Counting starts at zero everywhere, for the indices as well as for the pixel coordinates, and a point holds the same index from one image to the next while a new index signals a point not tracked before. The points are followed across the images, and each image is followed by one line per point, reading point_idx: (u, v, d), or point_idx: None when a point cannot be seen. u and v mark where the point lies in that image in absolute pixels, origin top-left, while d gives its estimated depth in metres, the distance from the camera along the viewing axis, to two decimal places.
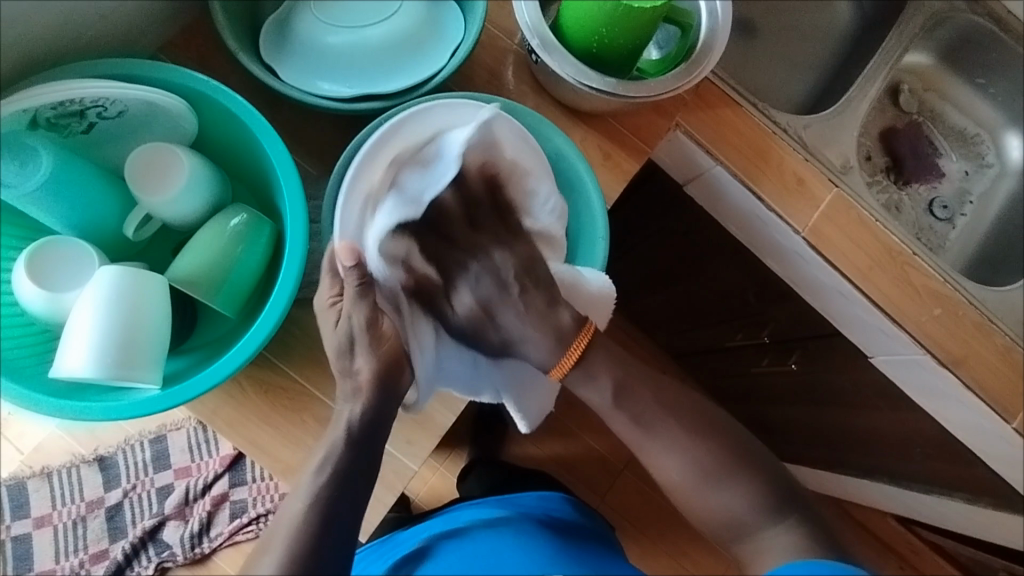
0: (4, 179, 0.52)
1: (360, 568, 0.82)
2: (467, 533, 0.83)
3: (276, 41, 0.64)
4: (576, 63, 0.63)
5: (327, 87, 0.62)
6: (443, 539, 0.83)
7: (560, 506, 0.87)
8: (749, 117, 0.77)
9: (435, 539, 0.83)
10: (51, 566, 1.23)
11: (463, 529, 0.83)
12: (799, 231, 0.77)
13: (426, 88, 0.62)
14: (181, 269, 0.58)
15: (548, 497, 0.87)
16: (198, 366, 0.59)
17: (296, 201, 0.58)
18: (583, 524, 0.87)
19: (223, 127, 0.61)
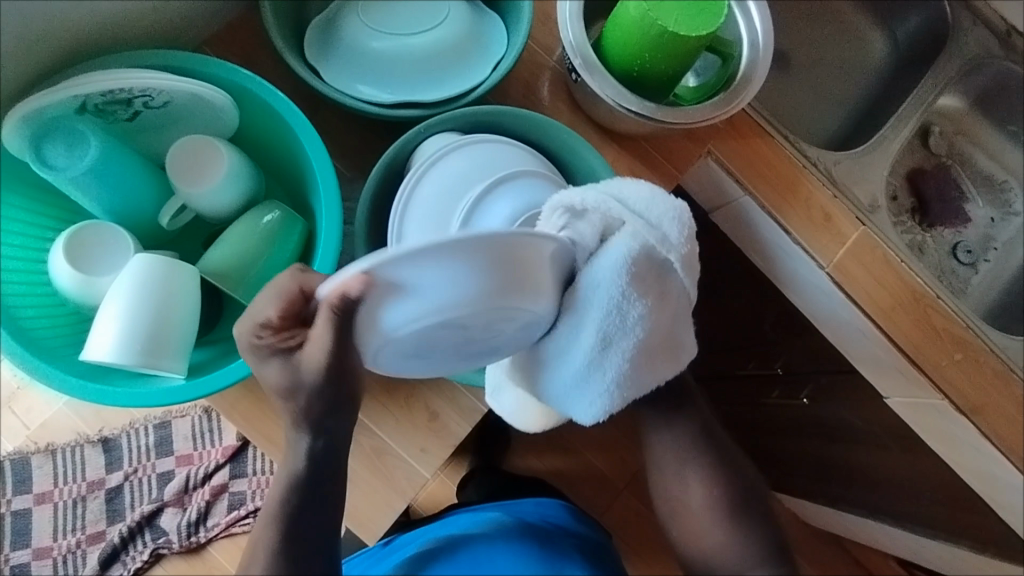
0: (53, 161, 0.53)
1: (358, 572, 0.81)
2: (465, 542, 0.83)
3: (321, 43, 0.65)
4: (617, 84, 0.63)
5: (369, 91, 0.63)
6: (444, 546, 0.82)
7: (556, 512, 0.89)
8: (780, 148, 0.78)
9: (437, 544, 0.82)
10: (48, 543, 1.28)
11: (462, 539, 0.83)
12: (823, 266, 0.77)
13: (466, 100, 0.63)
14: (213, 261, 0.58)
15: (545, 504, 0.89)
16: (219, 358, 0.59)
17: (331, 204, 0.57)
18: (582, 532, 0.87)
19: (263, 122, 0.62)
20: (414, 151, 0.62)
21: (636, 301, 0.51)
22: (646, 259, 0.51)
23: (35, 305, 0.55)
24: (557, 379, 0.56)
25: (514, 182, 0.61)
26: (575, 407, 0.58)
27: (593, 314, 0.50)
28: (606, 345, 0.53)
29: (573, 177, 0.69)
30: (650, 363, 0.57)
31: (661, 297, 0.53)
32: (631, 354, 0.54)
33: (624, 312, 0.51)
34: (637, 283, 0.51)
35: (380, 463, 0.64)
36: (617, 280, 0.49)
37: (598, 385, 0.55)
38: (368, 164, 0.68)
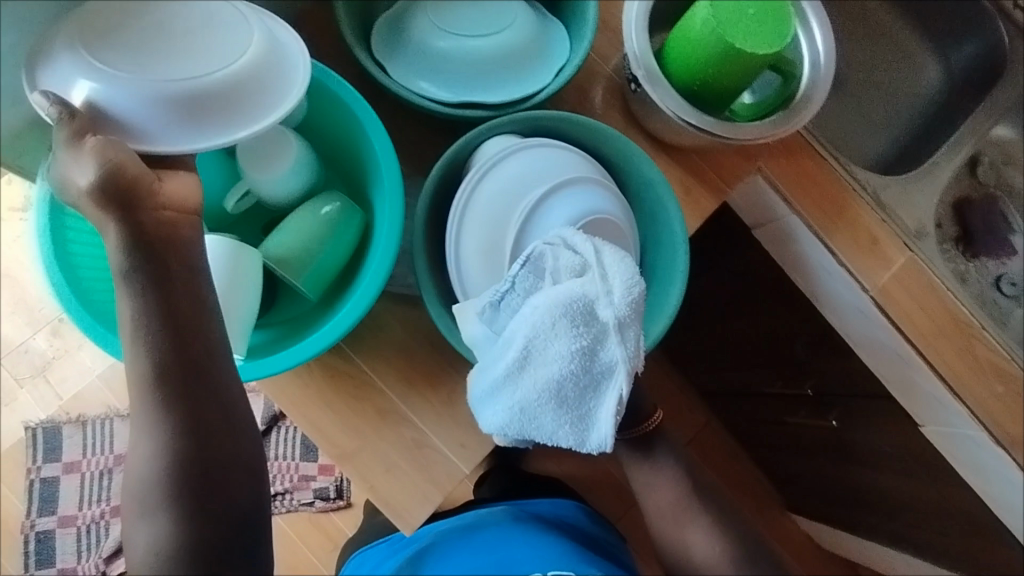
0: None
1: (373, 565, 0.83)
2: (481, 532, 0.85)
3: (388, 39, 0.66)
4: (679, 97, 0.64)
5: (434, 90, 0.64)
6: (458, 534, 0.84)
7: (572, 513, 0.91)
8: (830, 169, 0.78)
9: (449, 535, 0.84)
10: (74, 512, 1.32)
11: (478, 528, 0.85)
12: (867, 288, 0.77)
13: (528, 104, 0.64)
14: (275, 247, 0.60)
15: (561, 504, 0.91)
16: (276, 341, 0.61)
17: (394, 198, 0.58)
18: (598, 534, 0.90)
19: (330, 115, 0.63)
20: (475, 152, 0.63)
21: (560, 338, 0.54)
22: (584, 306, 0.53)
23: (100, 273, 0.59)
24: (480, 378, 0.60)
25: (571, 189, 0.62)
26: (486, 419, 0.61)
27: (522, 326, 0.55)
28: (524, 365, 0.56)
29: (627, 184, 0.69)
30: (560, 415, 0.57)
31: (589, 349, 0.54)
32: (545, 392, 0.57)
33: (549, 343, 0.55)
34: (567, 324, 0.54)
35: (421, 457, 0.65)
36: (550, 310, 0.53)
37: (506, 399, 0.59)
38: (424, 161, 0.69)
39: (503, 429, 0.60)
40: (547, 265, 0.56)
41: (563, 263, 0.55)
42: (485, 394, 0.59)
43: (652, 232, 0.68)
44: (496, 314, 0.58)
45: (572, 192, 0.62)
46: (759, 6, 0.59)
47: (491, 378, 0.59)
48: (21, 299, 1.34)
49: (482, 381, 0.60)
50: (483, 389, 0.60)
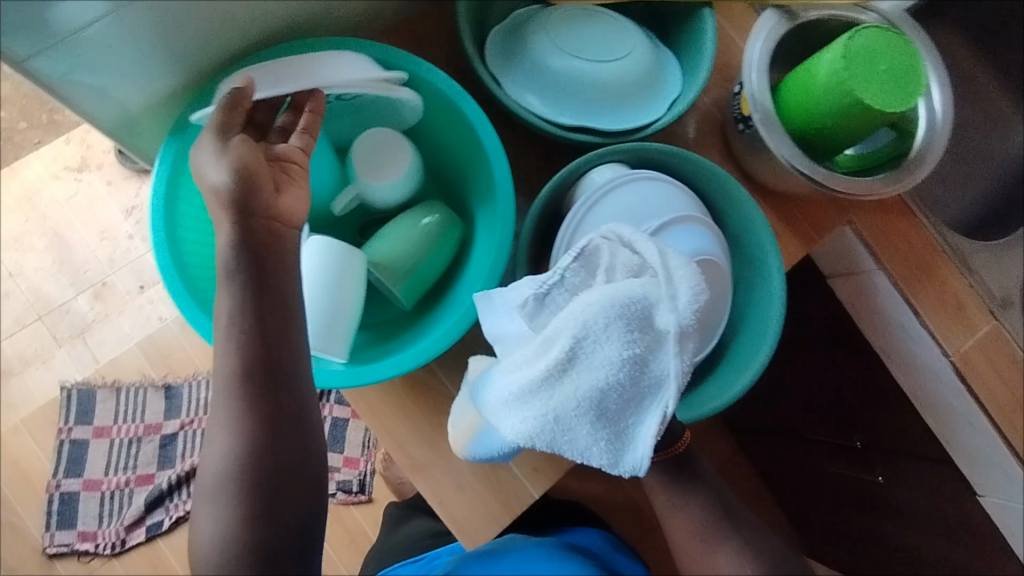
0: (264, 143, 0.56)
1: None
2: None
3: (504, 54, 0.65)
4: (793, 145, 0.62)
5: (547, 111, 0.63)
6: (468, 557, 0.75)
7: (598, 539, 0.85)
8: (923, 230, 0.78)
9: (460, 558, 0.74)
10: (99, 477, 1.32)
11: None
12: (949, 354, 0.76)
13: (640, 135, 0.64)
14: (375, 254, 0.59)
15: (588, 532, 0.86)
16: (371, 345, 0.60)
17: (506, 216, 0.58)
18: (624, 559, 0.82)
19: (441, 125, 0.63)
20: (582, 178, 0.63)
21: (613, 341, 0.51)
22: (643, 310, 0.51)
23: (200, 255, 0.59)
24: (503, 378, 0.55)
25: (676, 224, 0.61)
26: (506, 428, 0.55)
27: (570, 323, 0.52)
28: (563, 367, 0.52)
29: (724, 224, 0.69)
30: (592, 428, 0.53)
31: (640, 358, 0.51)
32: (581, 399, 0.52)
33: (598, 347, 0.52)
34: (624, 326, 0.51)
35: (493, 476, 0.64)
36: (608, 308, 0.51)
37: (535, 406, 0.53)
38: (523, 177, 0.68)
39: (522, 441, 0.54)
40: (603, 262, 0.54)
41: (620, 263, 0.54)
42: (509, 397, 0.54)
43: (744, 274, 0.68)
44: (538, 310, 0.54)
45: (678, 229, 0.61)
46: (892, 64, 0.58)
47: (519, 378, 0.54)
48: (68, 259, 1.34)
49: (501, 385, 0.55)
50: (502, 393, 0.55)
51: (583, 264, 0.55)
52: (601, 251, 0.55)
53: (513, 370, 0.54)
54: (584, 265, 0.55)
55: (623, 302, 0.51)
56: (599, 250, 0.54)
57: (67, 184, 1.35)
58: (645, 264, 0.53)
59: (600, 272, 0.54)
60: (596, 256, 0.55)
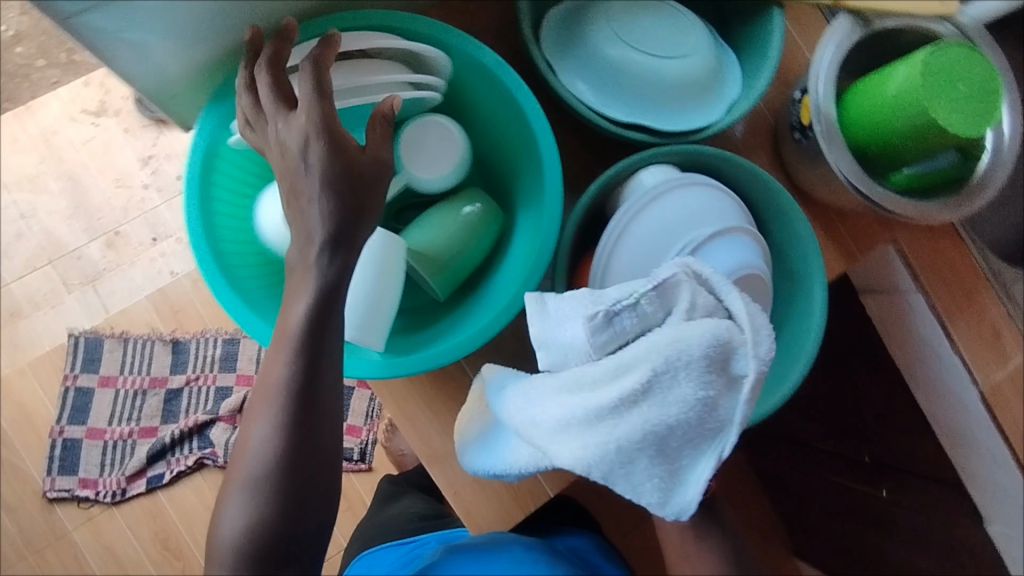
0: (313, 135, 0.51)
1: (380, 562, 0.77)
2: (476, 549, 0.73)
3: (560, 41, 0.62)
4: (853, 161, 0.60)
5: (602, 105, 0.61)
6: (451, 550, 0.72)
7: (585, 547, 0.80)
8: (969, 257, 0.75)
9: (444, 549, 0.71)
10: (102, 426, 1.32)
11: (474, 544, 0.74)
12: (978, 383, 0.74)
13: (696, 137, 0.61)
14: (414, 244, 0.57)
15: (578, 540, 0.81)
16: (405, 334, 0.58)
17: (553, 209, 0.55)
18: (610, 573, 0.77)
19: (490, 109, 0.60)
20: (631, 178, 0.61)
21: (690, 380, 0.50)
22: (724, 352, 0.50)
23: (233, 230, 0.55)
24: (562, 400, 0.52)
25: (722, 236, 0.59)
26: (561, 453, 0.52)
27: (653, 354, 0.50)
28: (637, 399, 0.50)
29: (772, 235, 0.66)
30: (650, 462, 0.52)
31: (714, 403, 0.50)
32: (646, 433, 0.51)
33: (674, 384, 0.50)
34: (704, 367, 0.50)
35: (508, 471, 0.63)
36: (695, 347, 0.49)
37: (597, 434, 0.51)
38: (567, 169, 0.65)
39: (574, 468, 0.52)
40: (684, 296, 0.52)
41: (701, 301, 0.52)
42: (571, 420, 0.51)
43: (784, 288, 0.66)
44: (603, 331, 0.52)
45: (728, 240, 0.59)
46: (971, 85, 0.55)
47: (582, 403, 0.51)
48: (82, 205, 1.32)
49: (553, 404, 0.52)
50: (554, 413, 0.52)
51: (655, 296, 0.52)
52: (677, 283, 0.52)
53: (574, 393, 0.52)
54: (657, 295, 0.52)
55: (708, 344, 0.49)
56: (679, 282, 0.52)
57: (84, 126, 1.32)
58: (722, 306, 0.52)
59: (671, 304, 0.53)
60: (670, 288, 0.52)
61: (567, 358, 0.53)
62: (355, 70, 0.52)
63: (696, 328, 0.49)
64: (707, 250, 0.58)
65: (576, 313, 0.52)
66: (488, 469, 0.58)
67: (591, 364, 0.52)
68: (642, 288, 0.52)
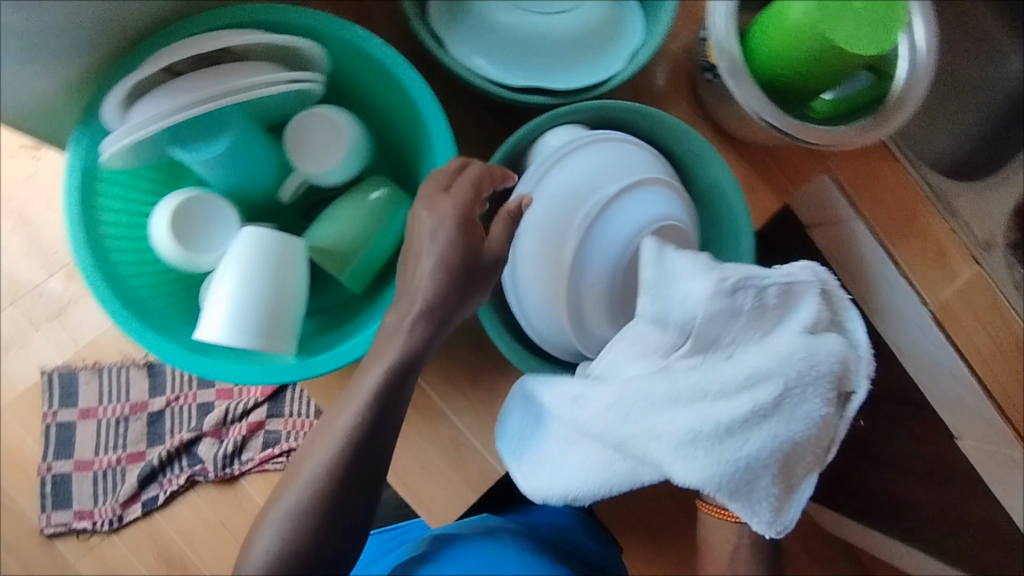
0: (186, 142, 0.49)
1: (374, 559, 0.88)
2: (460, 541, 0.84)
3: (447, 10, 0.59)
4: (763, 96, 0.58)
5: (496, 72, 0.58)
6: (442, 543, 0.84)
7: (566, 523, 0.96)
8: (906, 175, 0.73)
9: (436, 543, 0.84)
10: (90, 457, 1.31)
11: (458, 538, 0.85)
12: (928, 303, 0.73)
13: (596, 92, 0.59)
14: (320, 239, 0.56)
15: (559, 514, 0.96)
16: (321, 333, 0.57)
17: (451, 184, 0.55)
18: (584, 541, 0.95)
19: (382, 92, 0.59)
20: (536, 141, 0.59)
21: (815, 395, 0.54)
22: (844, 370, 0.54)
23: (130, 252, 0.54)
24: (700, 414, 0.51)
25: (633, 190, 0.58)
26: (677, 467, 0.52)
27: (786, 370, 0.52)
28: (770, 414, 0.53)
29: (692, 183, 0.65)
30: (770, 477, 0.55)
31: (826, 417, 0.55)
32: (772, 447, 0.53)
33: (799, 400, 0.53)
34: (830, 381, 0.54)
35: (456, 455, 0.63)
36: (826, 366, 0.53)
37: (729, 449, 0.52)
38: (477, 143, 0.64)
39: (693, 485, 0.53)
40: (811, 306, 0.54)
41: (819, 315, 0.54)
42: (708, 435, 0.51)
43: (712, 235, 0.65)
44: (726, 320, 0.52)
45: (641, 194, 0.58)
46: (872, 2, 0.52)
47: (721, 419, 0.52)
48: (35, 240, 1.30)
49: (682, 417, 0.52)
50: (683, 426, 0.51)
51: (779, 295, 0.53)
52: (797, 292, 0.54)
53: (710, 404, 0.52)
54: (781, 294, 0.53)
55: (835, 361, 0.53)
56: (807, 290, 0.54)
57: (24, 160, 1.28)
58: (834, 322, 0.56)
59: (786, 309, 0.54)
60: (795, 292, 0.54)
61: (689, 351, 0.52)
62: (226, 71, 0.49)
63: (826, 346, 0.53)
64: (618, 207, 0.57)
65: (695, 305, 0.51)
66: (570, 481, 0.56)
67: (724, 372, 0.52)
68: (770, 288, 0.53)
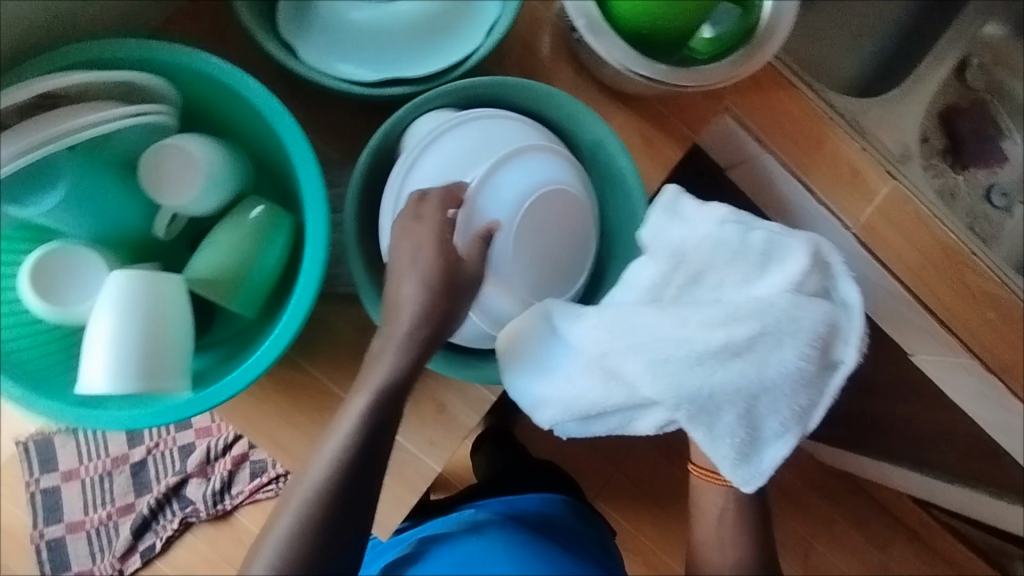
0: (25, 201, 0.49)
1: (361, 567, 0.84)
2: (447, 539, 0.82)
3: (293, 15, 0.58)
4: (626, 46, 0.57)
5: (351, 69, 0.57)
6: (428, 544, 0.81)
7: (557, 509, 0.93)
8: (805, 100, 0.72)
9: (421, 544, 0.82)
10: (80, 518, 1.26)
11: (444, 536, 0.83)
12: (850, 226, 0.72)
13: (457, 73, 0.58)
14: (200, 269, 0.55)
15: (548, 500, 0.93)
16: (221, 364, 0.57)
17: (315, 196, 0.53)
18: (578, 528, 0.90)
19: (242, 111, 0.57)
20: (405, 132, 0.57)
21: (799, 349, 0.52)
22: (834, 337, 0.53)
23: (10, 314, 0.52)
24: (673, 331, 0.52)
25: (510, 161, 0.57)
26: (646, 382, 0.51)
27: (766, 313, 0.51)
28: (745, 352, 0.51)
29: (579, 148, 0.64)
30: (733, 419, 0.53)
31: (810, 379, 0.53)
32: (742, 389, 0.52)
33: (777, 347, 0.52)
34: (814, 341, 0.52)
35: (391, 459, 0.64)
36: (813, 319, 0.51)
37: (698, 373, 0.51)
38: (355, 145, 0.62)
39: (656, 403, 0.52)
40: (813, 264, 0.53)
41: (815, 277, 0.54)
42: (676, 350, 0.51)
43: (608, 197, 0.64)
44: (712, 254, 0.54)
45: (519, 166, 0.57)
46: None
47: (694, 343, 0.51)
48: None
49: (652, 328, 0.52)
50: (652, 340, 0.51)
51: (767, 243, 0.54)
52: (787, 244, 0.54)
53: (682, 324, 0.51)
54: (768, 244, 0.54)
55: (825, 323, 0.52)
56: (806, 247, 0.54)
57: None
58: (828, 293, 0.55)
59: (774, 258, 0.54)
60: (786, 243, 0.54)
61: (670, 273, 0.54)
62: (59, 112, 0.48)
63: (816, 304, 0.52)
64: (495, 175, 0.56)
65: (699, 235, 0.54)
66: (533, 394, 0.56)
67: (704, 301, 0.53)
68: (764, 234, 0.54)
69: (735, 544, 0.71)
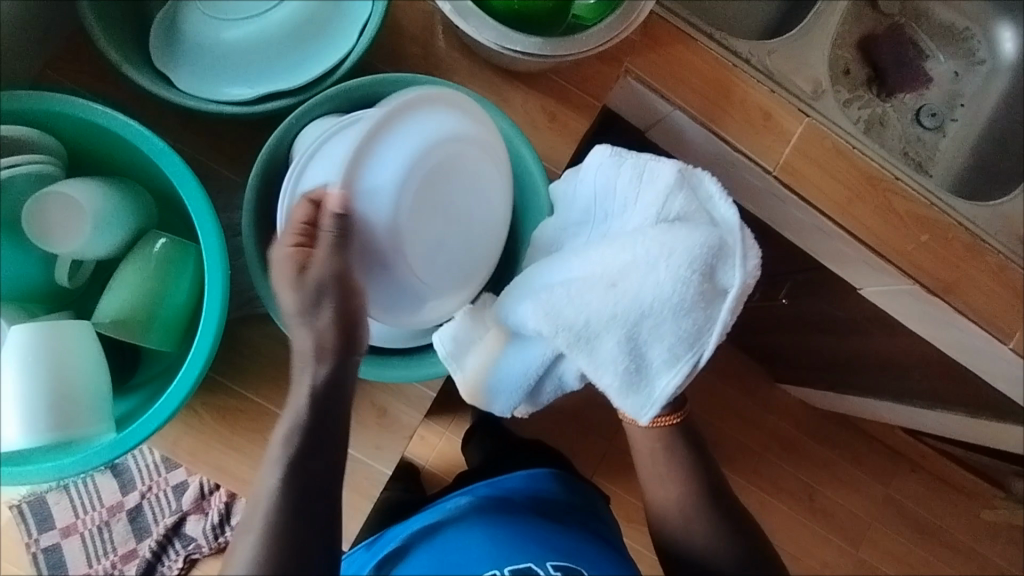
0: None
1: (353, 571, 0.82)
2: (440, 530, 0.79)
3: (164, 46, 0.58)
4: (496, 25, 0.56)
5: (228, 89, 0.57)
6: (420, 538, 0.79)
7: (546, 484, 0.85)
8: (705, 52, 0.70)
9: (414, 538, 0.80)
10: (85, 571, 1.17)
11: (438, 526, 0.80)
12: (770, 170, 0.71)
13: (334, 77, 0.57)
14: (109, 311, 0.55)
15: (535, 476, 0.85)
16: (146, 404, 0.56)
17: (206, 222, 0.53)
18: (561, 498, 0.85)
19: (127, 148, 0.57)
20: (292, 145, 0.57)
21: (674, 271, 0.54)
22: (715, 260, 0.54)
23: None
24: (557, 268, 0.57)
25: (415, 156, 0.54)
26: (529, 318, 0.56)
27: (636, 242, 0.54)
28: (622, 279, 0.55)
29: None
30: (618, 345, 0.56)
31: (695, 304, 0.54)
32: (622, 315, 0.55)
33: (652, 271, 0.54)
34: (688, 262, 0.53)
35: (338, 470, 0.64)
36: (685, 241, 0.53)
37: (579, 303, 0.55)
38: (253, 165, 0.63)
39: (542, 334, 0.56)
40: (689, 190, 0.56)
41: (692, 203, 0.56)
42: (558, 285, 0.56)
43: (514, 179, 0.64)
44: (606, 200, 0.59)
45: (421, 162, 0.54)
46: None
47: (575, 281, 0.56)
48: None
49: (542, 274, 0.58)
50: (538, 285, 0.57)
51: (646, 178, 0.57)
52: (664, 176, 0.56)
53: (566, 264, 0.57)
54: (644, 177, 0.57)
55: (702, 244, 0.53)
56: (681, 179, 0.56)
57: None
58: (713, 218, 0.56)
59: (653, 190, 0.57)
60: (660, 175, 0.56)
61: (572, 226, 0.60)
62: None
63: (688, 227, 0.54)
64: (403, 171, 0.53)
65: (593, 190, 0.59)
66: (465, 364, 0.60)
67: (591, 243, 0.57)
68: (645, 172, 0.57)
69: (676, 493, 0.73)
